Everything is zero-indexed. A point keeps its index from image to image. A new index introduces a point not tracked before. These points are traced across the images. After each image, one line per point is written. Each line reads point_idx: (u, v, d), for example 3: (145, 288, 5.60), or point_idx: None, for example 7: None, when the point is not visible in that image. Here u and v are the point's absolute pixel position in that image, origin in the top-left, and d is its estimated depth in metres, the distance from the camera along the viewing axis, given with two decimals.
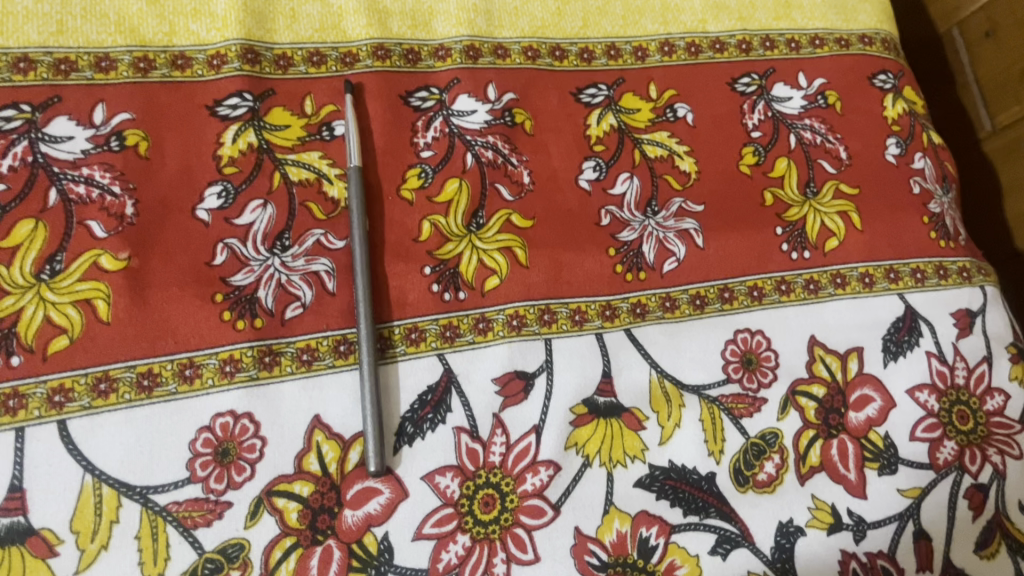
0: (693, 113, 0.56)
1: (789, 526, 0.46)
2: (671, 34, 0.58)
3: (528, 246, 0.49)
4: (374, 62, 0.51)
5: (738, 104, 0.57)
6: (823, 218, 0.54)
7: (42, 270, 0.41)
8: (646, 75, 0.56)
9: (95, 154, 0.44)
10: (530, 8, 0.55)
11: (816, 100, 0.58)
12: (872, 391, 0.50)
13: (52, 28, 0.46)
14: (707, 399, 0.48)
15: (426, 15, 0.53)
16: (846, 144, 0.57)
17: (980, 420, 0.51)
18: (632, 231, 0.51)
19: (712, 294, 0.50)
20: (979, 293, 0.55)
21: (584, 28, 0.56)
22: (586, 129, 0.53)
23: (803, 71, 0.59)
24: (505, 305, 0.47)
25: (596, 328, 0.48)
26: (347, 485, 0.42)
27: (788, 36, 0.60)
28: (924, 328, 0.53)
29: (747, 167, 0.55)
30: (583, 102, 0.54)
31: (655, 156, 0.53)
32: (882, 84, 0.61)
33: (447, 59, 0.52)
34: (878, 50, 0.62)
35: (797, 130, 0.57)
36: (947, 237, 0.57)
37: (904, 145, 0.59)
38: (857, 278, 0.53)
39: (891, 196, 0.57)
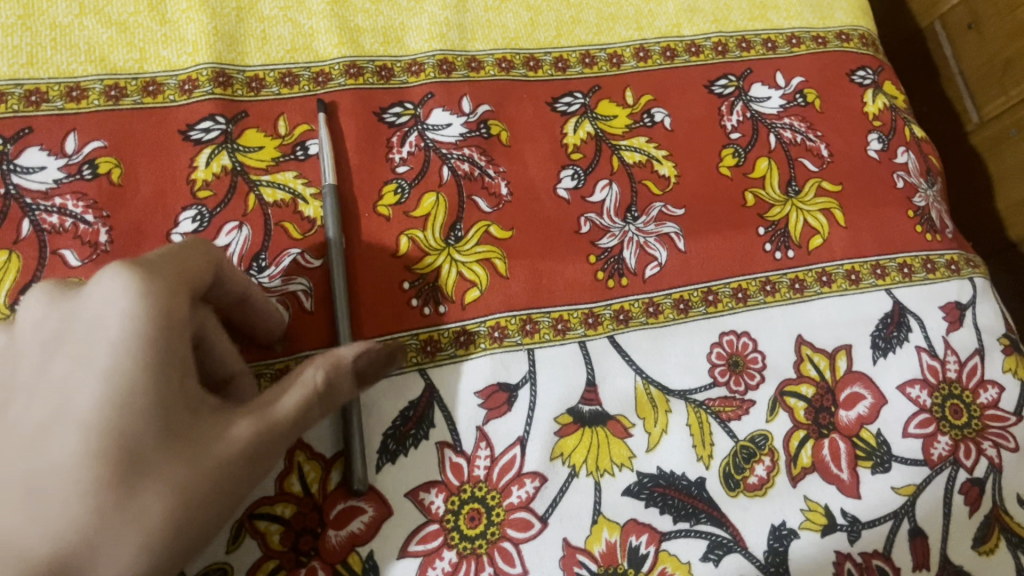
0: (670, 117, 0.55)
1: (782, 529, 0.45)
2: (645, 39, 0.57)
3: (507, 257, 0.49)
4: (347, 80, 0.51)
5: (715, 107, 0.56)
6: (806, 217, 0.54)
7: (17, 301, 0.41)
8: (622, 82, 0.56)
9: (67, 183, 0.44)
10: (503, 20, 0.55)
11: (795, 99, 0.58)
12: (862, 388, 0.50)
13: (21, 60, 0.46)
14: (693, 403, 0.47)
15: (399, 31, 0.53)
16: (827, 141, 0.57)
17: (974, 414, 0.50)
18: (612, 237, 0.50)
19: (695, 297, 0.50)
20: (968, 286, 0.55)
21: (558, 37, 0.56)
22: (563, 138, 0.53)
23: (781, 71, 0.59)
24: (486, 317, 0.47)
25: (579, 336, 0.47)
26: (330, 505, 0.41)
27: (764, 36, 0.60)
28: (913, 322, 0.52)
29: (727, 169, 0.54)
30: (559, 111, 0.54)
31: (634, 162, 0.53)
32: (862, 80, 0.60)
33: (420, 75, 0.52)
34: (856, 46, 0.62)
35: (777, 129, 0.56)
36: (934, 230, 0.56)
37: (886, 140, 0.58)
38: (843, 275, 0.53)
39: (875, 191, 0.56)
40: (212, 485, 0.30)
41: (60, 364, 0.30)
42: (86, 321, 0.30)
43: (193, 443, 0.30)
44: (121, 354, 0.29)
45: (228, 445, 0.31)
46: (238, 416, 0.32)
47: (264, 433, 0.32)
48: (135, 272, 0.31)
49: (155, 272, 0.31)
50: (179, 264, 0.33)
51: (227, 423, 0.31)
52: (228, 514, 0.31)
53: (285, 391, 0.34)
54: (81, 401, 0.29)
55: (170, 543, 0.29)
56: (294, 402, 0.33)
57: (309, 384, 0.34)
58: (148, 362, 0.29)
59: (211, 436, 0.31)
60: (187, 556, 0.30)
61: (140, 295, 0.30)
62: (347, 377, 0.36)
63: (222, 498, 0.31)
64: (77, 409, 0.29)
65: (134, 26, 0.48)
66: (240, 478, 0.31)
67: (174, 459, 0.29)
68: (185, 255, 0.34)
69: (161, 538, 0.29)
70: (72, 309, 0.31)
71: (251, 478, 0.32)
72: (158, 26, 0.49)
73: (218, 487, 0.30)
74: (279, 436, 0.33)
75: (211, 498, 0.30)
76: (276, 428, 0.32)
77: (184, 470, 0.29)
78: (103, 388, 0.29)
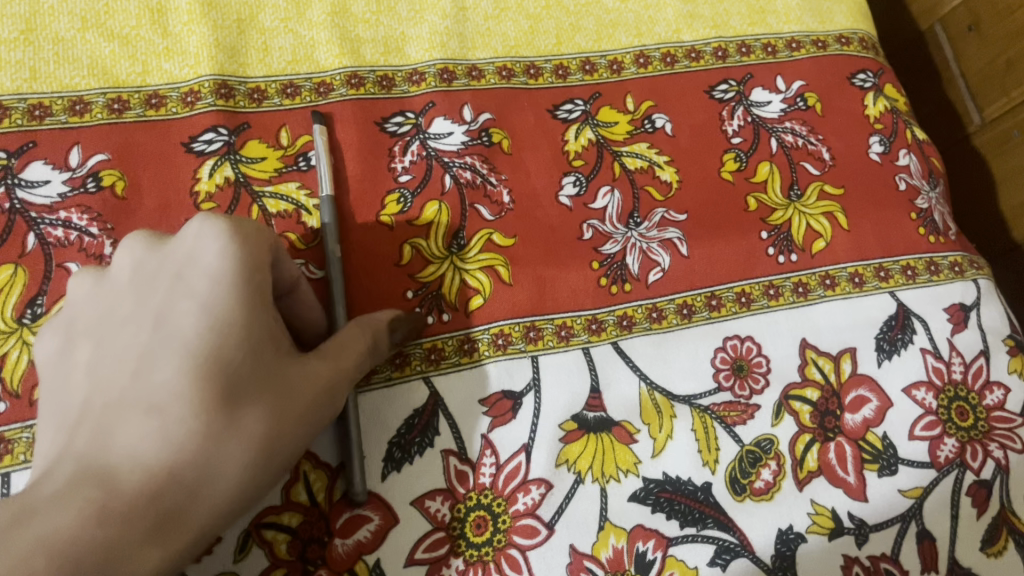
0: (671, 123, 0.55)
1: (790, 533, 0.45)
2: (645, 45, 0.58)
3: (510, 264, 0.49)
4: (348, 90, 0.51)
5: (716, 112, 0.56)
6: (808, 220, 0.54)
7: (24, 314, 0.42)
8: (623, 88, 0.56)
9: (72, 197, 0.44)
10: (503, 28, 0.55)
11: (796, 102, 0.58)
12: (868, 391, 0.50)
13: (25, 74, 0.46)
14: (698, 408, 0.47)
15: (399, 41, 0.53)
16: (828, 144, 0.57)
17: (980, 415, 0.50)
18: (615, 243, 0.51)
19: (699, 302, 0.50)
20: (972, 287, 0.55)
21: (558, 45, 0.56)
22: (565, 145, 0.53)
23: (781, 75, 0.59)
24: (490, 325, 0.47)
25: (583, 343, 0.47)
26: (337, 514, 0.41)
27: (764, 40, 0.60)
28: (918, 325, 0.52)
29: (729, 173, 0.54)
30: (559, 118, 0.54)
31: (635, 168, 0.53)
32: (862, 83, 0.60)
33: (421, 84, 0.52)
34: (856, 49, 0.62)
35: (778, 133, 0.56)
36: (937, 232, 0.56)
37: (887, 143, 0.58)
38: (847, 278, 0.52)
39: (877, 194, 0.56)
40: (302, 414, 0.33)
41: (159, 300, 0.32)
42: (180, 263, 0.33)
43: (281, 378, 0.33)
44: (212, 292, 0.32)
45: (313, 382, 0.34)
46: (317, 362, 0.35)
47: (339, 376, 0.35)
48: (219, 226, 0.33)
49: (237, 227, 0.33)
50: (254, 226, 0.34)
51: (309, 366, 0.34)
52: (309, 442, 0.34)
53: (351, 341, 0.36)
54: (183, 331, 0.31)
55: (268, 460, 0.32)
56: (358, 353, 0.36)
57: (365, 339, 0.37)
58: (244, 299, 0.32)
59: (302, 375, 0.33)
60: (275, 476, 0.33)
61: (231, 239, 0.32)
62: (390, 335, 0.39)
63: (308, 423, 0.33)
64: (176, 337, 0.31)
65: (136, 39, 0.49)
66: (322, 409, 0.34)
67: (268, 389, 0.32)
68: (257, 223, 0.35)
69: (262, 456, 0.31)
70: (165, 255, 0.34)
71: (330, 411, 0.35)
72: (160, 39, 0.49)
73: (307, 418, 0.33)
74: (347, 380, 0.36)
75: (302, 425, 0.33)
76: (347, 371, 0.35)
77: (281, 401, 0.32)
78: (203, 321, 0.31)
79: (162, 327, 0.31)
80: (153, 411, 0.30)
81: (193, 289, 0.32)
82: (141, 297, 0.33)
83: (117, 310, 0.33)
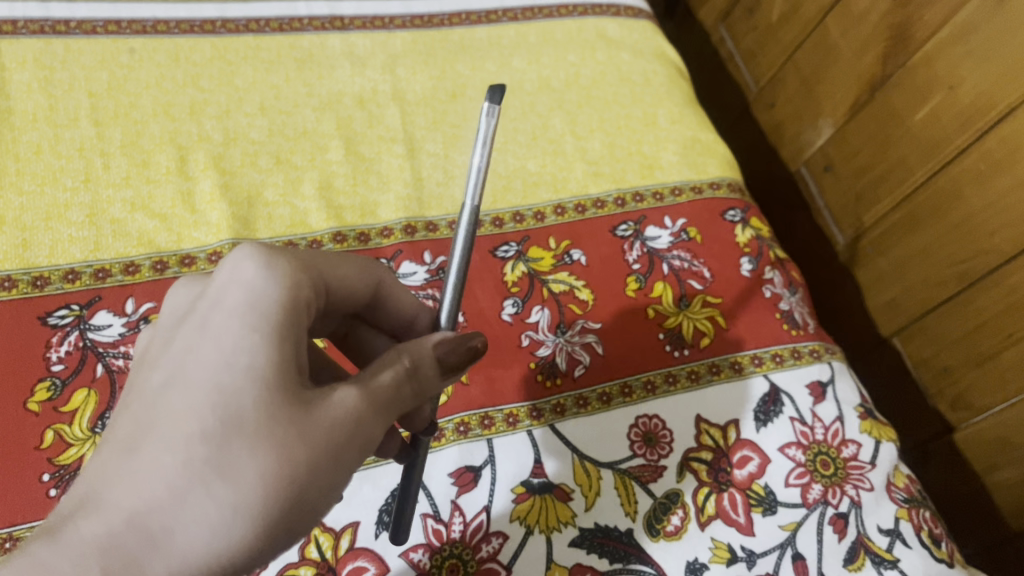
0: (585, 256, 0.71)
1: (695, 563, 0.58)
2: (562, 199, 0.74)
3: (468, 369, 0.63)
4: (335, 245, 0.66)
5: (619, 246, 0.72)
6: (695, 323, 0.69)
7: (96, 424, 0.54)
8: (546, 232, 0.72)
9: (129, 335, 0.58)
10: (451, 193, 0.71)
11: (680, 235, 0.74)
12: (750, 451, 0.64)
13: (90, 247, 0.60)
14: (620, 471, 0.61)
15: (372, 206, 0.69)
16: (708, 265, 0.73)
17: (839, 465, 0.64)
18: (547, 347, 0.65)
19: (615, 390, 0.64)
20: (827, 368, 0.70)
21: (494, 202, 0.72)
22: (504, 276, 0.68)
23: (667, 215, 0.75)
24: (453, 416, 0.60)
25: (526, 426, 0.61)
26: (342, 565, 0.53)
27: (653, 189, 0.76)
28: (786, 399, 0.67)
29: (632, 292, 0.70)
30: (498, 257, 0.69)
31: (560, 291, 0.69)
32: (732, 218, 0.77)
33: (391, 237, 0.68)
34: (725, 192, 0.79)
35: (668, 260, 0.73)
36: (797, 326, 0.72)
37: (755, 262, 0.74)
38: (729, 366, 0.68)
39: (749, 301, 0.72)
40: (318, 446, 0.36)
41: (186, 340, 0.39)
42: (213, 302, 0.39)
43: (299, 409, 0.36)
44: (231, 325, 0.38)
45: (331, 411, 0.37)
46: (343, 383, 0.39)
47: (366, 399, 0.39)
48: (256, 257, 0.40)
49: (281, 259, 0.41)
50: (314, 258, 0.43)
51: (333, 394, 0.38)
52: (331, 476, 0.37)
53: (381, 363, 0.40)
54: (199, 365, 0.37)
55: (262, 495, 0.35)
56: (390, 374, 0.40)
57: (401, 363, 0.40)
58: (256, 327, 0.37)
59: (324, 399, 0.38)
60: (280, 512, 0.36)
61: (260, 273, 0.39)
62: (433, 362, 0.41)
63: (320, 464, 0.37)
64: (197, 367, 0.37)
65: (172, 216, 0.64)
66: (347, 445, 0.38)
67: (277, 421, 0.36)
68: (333, 257, 0.45)
69: (254, 496, 0.35)
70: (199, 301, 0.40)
71: (357, 439, 0.38)
72: (190, 215, 0.64)
73: (328, 448, 0.37)
74: (379, 407, 0.39)
75: (319, 459, 0.36)
76: (375, 398, 0.39)
77: (294, 433, 0.36)
78: (217, 351, 0.37)
79: (183, 365, 0.38)
80: (152, 448, 0.36)
81: (217, 320, 0.38)
82: (172, 337, 0.40)
83: (153, 355, 0.40)
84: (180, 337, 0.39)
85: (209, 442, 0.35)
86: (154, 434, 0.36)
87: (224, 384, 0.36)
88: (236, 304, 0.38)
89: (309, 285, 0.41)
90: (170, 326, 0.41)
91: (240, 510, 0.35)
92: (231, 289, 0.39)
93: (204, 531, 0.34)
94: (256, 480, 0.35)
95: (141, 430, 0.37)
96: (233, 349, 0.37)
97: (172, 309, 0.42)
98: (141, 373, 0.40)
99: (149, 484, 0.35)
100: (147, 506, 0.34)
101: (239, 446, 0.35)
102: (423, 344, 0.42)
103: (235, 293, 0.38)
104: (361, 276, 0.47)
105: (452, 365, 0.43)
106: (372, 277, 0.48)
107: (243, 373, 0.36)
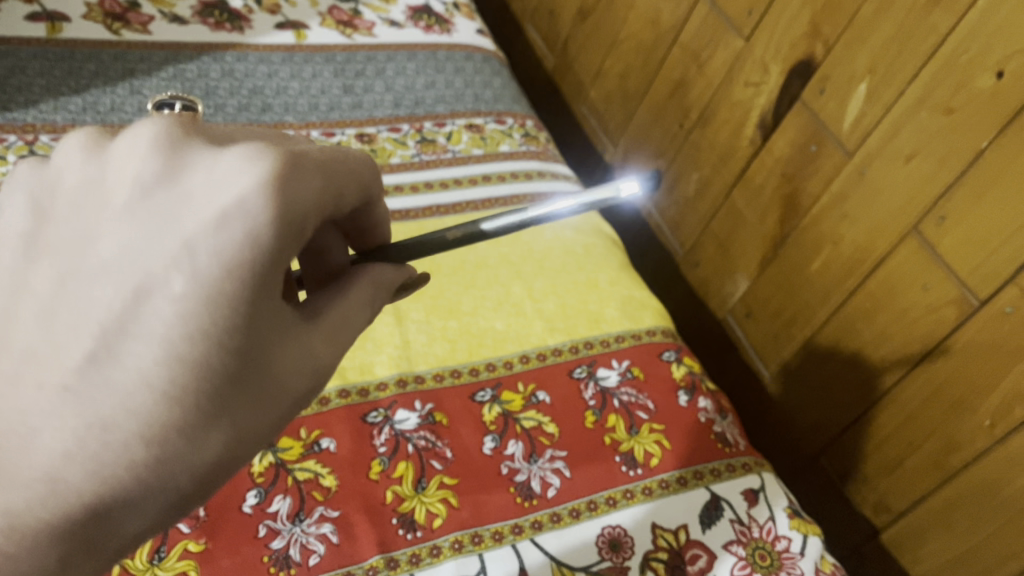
0: (549, 396, 0.85)
1: None
2: (526, 350, 0.89)
3: (458, 494, 0.75)
4: (341, 399, 0.79)
5: (577, 386, 0.87)
6: (644, 446, 0.83)
7: (154, 557, 0.65)
8: (515, 378, 0.86)
9: None
10: (434, 350, 0.86)
11: (626, 374, 0.89)
12: (700, 550, 0.76)
13: None
14: (592, 572, 0.72)
15: (370, 365, 0.82)
16: (651, 398, 0.88)
17: (774, 556, 0.77)
18: (523, 473, 0.78)
19: (582, 506, 0.77)
20: (757, 477, 0.84)
21: (470, 356, 0.87)
22: (483, 416, 0.82)
23: (614, 358, 0.90)
24: (449, 535, 0.72)
25: (511, 541, 0.73)
26: None
27: (600, 338, 0.92)
28: (725, 504, 0.80)
29: (591, 423, 0.84)
30: (477, 400, 0.83)
31: (530, 426, 0.82)
32: (668, 358, 0.92)
33: (386, 390, 0.81)
34: (660, 338, 0.95)
35: (618, 395, 0.87)
36: (728, 444, 0.86)
37: (690, 393, 0.89)
38: (676, 480, 0.81)
39: (688, 425, 0.86)
40: (280, 411, 0.43)
41: (150, 266, 0.36)
42: (190, 235, 0.36)
43: (266, 376, 0.41)
44: (212, 286, 0.36)
45: (293, 370, 0.42)
46: (314, 338, 0.44)
47: (331, 351, 0.45)
48: (257, 198, 0.36)
49: (286, 193, 0.37)
50: (326, 168, 0.40)
51: (305, 350, 0.43)
52: (278, 425, 0.43)
53: (349, 317, 0.46)
54: (169, 328, 0.36)
55: (221, 465, 0.40)
56: (352, 328, 0.46)
57: (362, 315, 0.47)
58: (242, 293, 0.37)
59: (301, 363, 0.43)
60: (229, 471, 0.42)
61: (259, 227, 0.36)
62: (384, 299, 0.49)
63: (276, 426, 0.43)
64: (166, 328, 0.36)
65: None
66: (299, 405, 0.45)
67: (244, 398, 0.40)
68: (337, 155, 0.41)
69: (215, 466, 0.40)
70: (165, 214, 0.37)
71: (314, 384, 0.45)
72: None
73: (292, 408, 0.44)
74: (334, 357, 0.45)
75: (275, 417, 0.43)
76: (333, 355, 0.45)
77: (256, 405, 0.41)
78: (193, 321, 0.36)
79: (145, 313, 0.36)
80: (111, 423, 0.36)
81: (196, 267, 0.36)
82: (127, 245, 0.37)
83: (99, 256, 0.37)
84: (147, 241, 0.37)
85: (182, 434, 0.38)
86: (108, 400, 0.36)
87: (200, 363, 0.37)
88: (222, 262, 0.36)
89: (310, 225, 0.39)
90: (129, 207, 0.38)
91: (198, 490, 0.40)
92: (233, 226, 0.36)
93: (161, 505, 0.39)
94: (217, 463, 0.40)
95: (93, 386, 0.37)
96: (213, 326, 0.37)
97: (131, 177, 0.38)
98: (81, 263, 0.38)
99: (112, 467, 0.37)
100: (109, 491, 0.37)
101: (210, 432, 0.39)
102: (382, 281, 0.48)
103: (239, 234, 0.36)
104: (359, 194, 0.44)
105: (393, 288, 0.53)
106: (367, 199, 0.46)
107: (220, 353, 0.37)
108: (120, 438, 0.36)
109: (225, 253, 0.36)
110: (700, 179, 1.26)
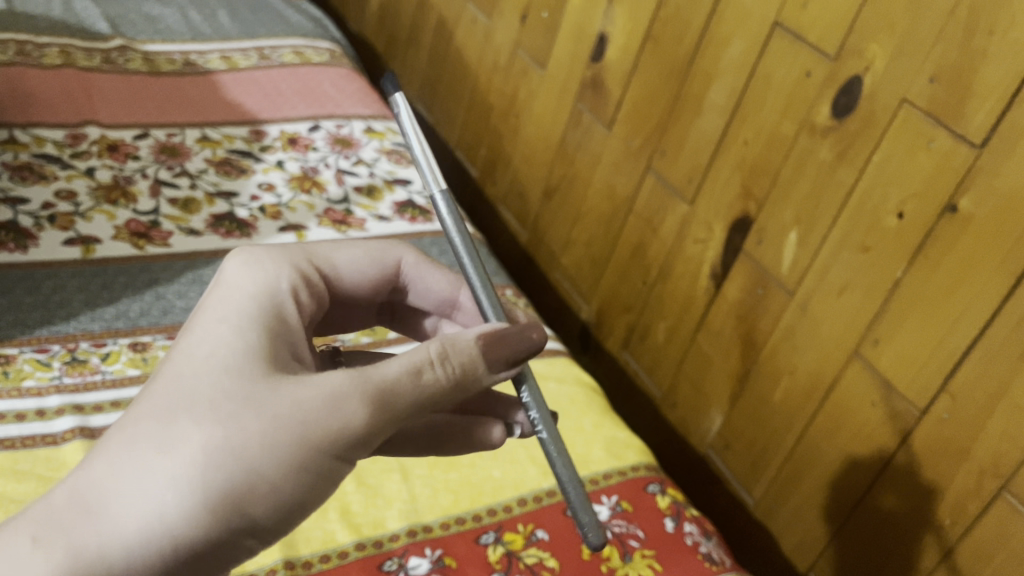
0: (547, 533, 0.93)
1: None
2: (523, 493, 0.98)
3: None
4: (358, 551, 0.87)
5: (572, 521, 0.95)
6: (638, 570, 0.91)
7: None
8: (515, 519, 0.94)
9: None
10: (440, 500, 0.95)
11: (616, 507, 0.98)
12: None
13: None
14: None
15: (382, 520, 0.91)
16: (641, 526, 0.96)
17: None
18: None
19: None
20: None
21: (473, 503, 0.95)
22: (489, 556, 0.90)
23: (604, 494, 1.00)
24: None
25: None
26: None
27: (590, 477, 1.01)
28: None
29: (587, 554, 0.92)
30: (481, 542, 0.91)
31: (533, 561, 0.90)
32: (653, 489, 1.02)
33: (398, 539, 0.89)
34: (644, 471, 1.04)
35: (610, 526, 0.95)
36: (715, 562, 0.94)
37: (676, 519, 0.98)
38: None
39: (676, 548, 0.95)
40: (278, 425, 0.55)
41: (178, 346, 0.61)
42: (201, 317, 0.62)
43: (253, 390, 0.56)
44: (199, 332, 0.60)
45: (288, 396, 0.56)
46: (343, 372, 0.58)
47: (354, 380, 0.58)
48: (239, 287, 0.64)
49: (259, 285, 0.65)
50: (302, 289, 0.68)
51: (318, 379, 0.58)
52: (281, 441, 0.55)
53: (401, 356, 0.60)
54: (169, 365, 0.59)
55: (202, 457, 0.53)
56: (396, 369, 0.59)
57: (414, 361, 0.60)
58: (217, 329, 0.60)
59: (301, 387, 0.57)
60: (219, 471, 0.53)
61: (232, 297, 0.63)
62: (460, 358, 0.61)
63: (279, 442, 0.55)
64: (169, 366, 0.59)
65: None
66: (313, 429, 0.55)
67: (224, 406, 0.55)
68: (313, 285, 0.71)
69: (196, 456, 0.53)
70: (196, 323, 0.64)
71: (342, 409, 0.56)
72: None
73: (298, 420, 0.55)
74: (354, 389, 0.57)
75: (269, 430, 0.55)
76: (355, 386, 0.57)
77: (240, 413, 0.55)
78: (182, 354, 0.59)
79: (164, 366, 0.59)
80: (121, 427, 0.56)
81: (194, 326, 0.61)
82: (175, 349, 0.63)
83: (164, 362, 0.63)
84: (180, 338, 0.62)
85: (164, 426, 0.55)
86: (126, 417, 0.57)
87: (183, 377, 0.57)
88: (207, 318, 0.61)
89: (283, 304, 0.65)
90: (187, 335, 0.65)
91: (180, 480, 0.53)
92: (220, 301, 0.63)
93: (147, 487, 0.53)
94: (199, 452, 0.53)
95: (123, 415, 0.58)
96: (195, 354, 0.58)
97: None
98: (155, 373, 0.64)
99: (111, 452, 0.54)
100: (107, 473, 0.54)
101: (188, 428, 0.54)
102: (450, 340, 0.62)
103: (221, 302, 0.63)
104: (371, 280, 0.78)
105: (513, 361, 0.63)
106: (387, 278, 0.79)
107: (196, 367, 0.57)
108: (122, 434, 0.55)
109: (211, 312, 0.62)
110: (667, 327, 1.39)
